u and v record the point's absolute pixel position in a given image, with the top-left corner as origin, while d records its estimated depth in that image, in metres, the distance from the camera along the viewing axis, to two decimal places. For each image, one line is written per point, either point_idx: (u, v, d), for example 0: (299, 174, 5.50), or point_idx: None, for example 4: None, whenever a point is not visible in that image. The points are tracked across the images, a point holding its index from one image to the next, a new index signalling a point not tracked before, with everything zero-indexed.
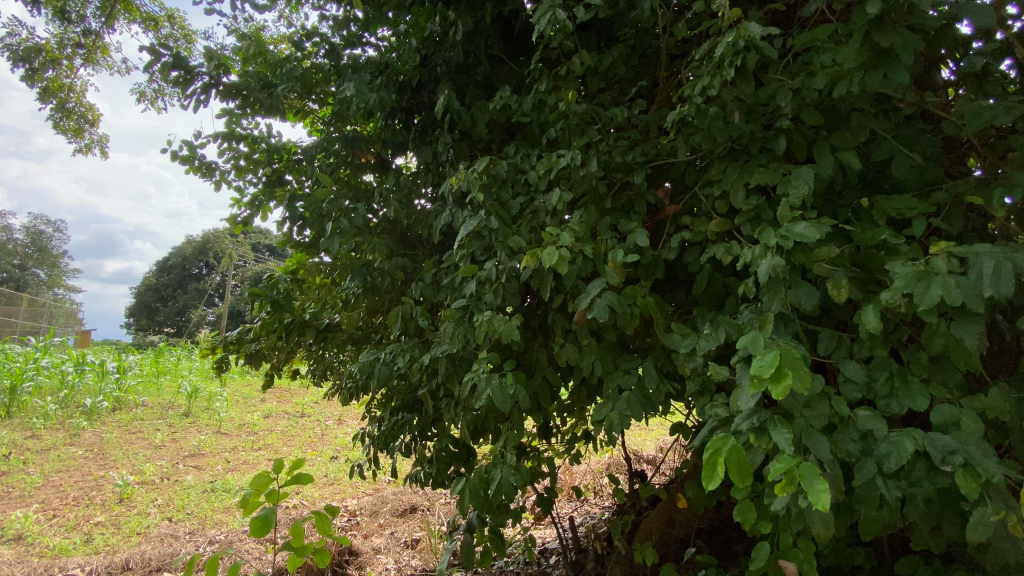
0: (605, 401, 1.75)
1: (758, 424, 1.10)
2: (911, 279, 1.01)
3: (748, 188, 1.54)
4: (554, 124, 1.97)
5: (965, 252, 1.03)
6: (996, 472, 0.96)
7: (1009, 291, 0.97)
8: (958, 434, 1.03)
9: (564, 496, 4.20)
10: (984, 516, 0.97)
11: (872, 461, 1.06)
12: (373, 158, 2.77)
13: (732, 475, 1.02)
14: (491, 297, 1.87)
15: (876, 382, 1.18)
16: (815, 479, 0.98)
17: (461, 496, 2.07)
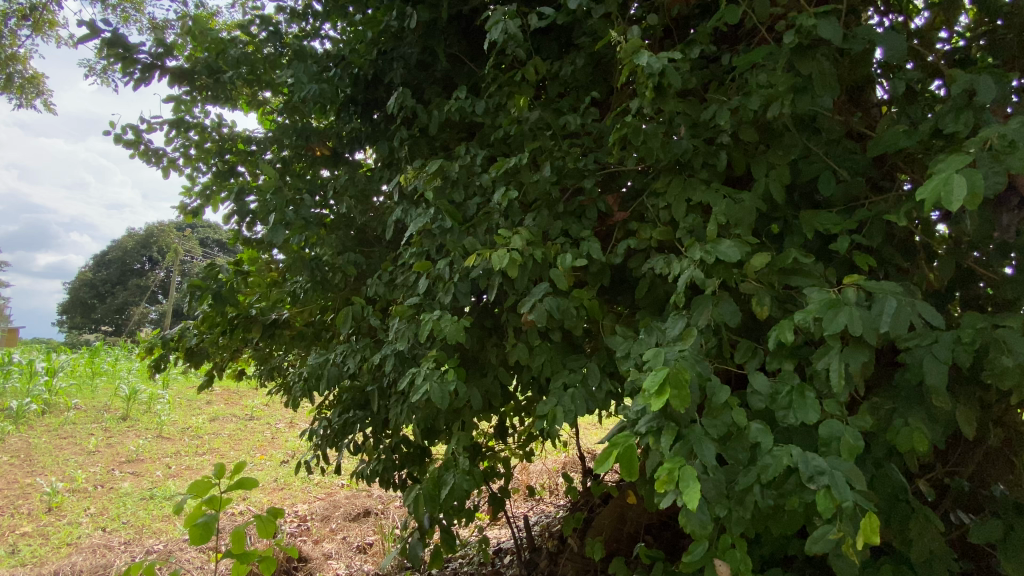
0: (550, 396, 1.82)
1: (656, 425, 1.22)
2: (823, 306, 1.15)
3: (690, 199, 1.62)
4: (509, 127, 1.99)
5: (874, 289, 1.15)
6: (851, 497, 1.04)
7: (903, 330, 1.08)
8: (834, 457, 1.11)
9: (520, 496, 4.21)
10: (826, 534, 1.10)
11: (753, 471, 1.18)
12: (328, 152, 2.70)
13: (619, 468, 1.10)
14: (443, 297, 1.88)
15: (779, 394, 1.28)
16: (691, 475, 1.09)
17: (415, 502, 2.09)
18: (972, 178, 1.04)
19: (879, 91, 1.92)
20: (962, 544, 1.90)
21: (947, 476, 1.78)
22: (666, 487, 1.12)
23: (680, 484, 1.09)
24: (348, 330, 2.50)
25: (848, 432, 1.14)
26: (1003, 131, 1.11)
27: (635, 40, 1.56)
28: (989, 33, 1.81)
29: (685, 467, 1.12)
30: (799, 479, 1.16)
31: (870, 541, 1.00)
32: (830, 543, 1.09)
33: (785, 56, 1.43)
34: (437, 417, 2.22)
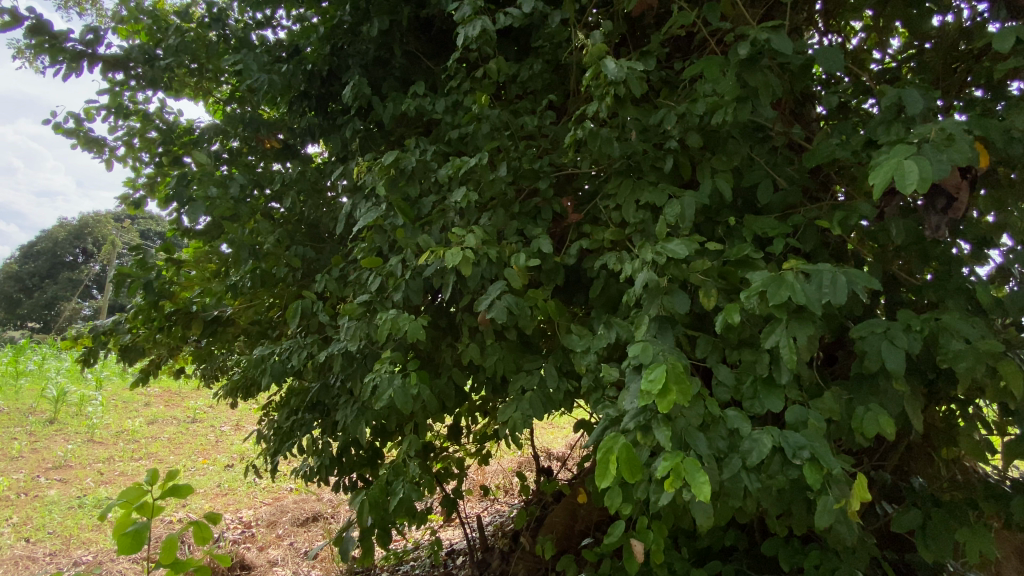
0: (510, 403, 1.82)
1: (644, 422, 1.19)
2: (767, 281, 1.21)
3: (640, 200, 1.66)
4: (464, 125, 1.97)
5: (810, 267, 1.20)
6: (835, 465, 1.14)
7: (843, 297, 1.14)
8: (809, 432, 1.20)
9: (474, 496, 4.19)
10: (828, 505, 1.12)
11: (738, 457, 1.20)
12: (278, 145, 2.61)
13: (623, 472, 1.10)
14: (396, 296, 1.84)
15: (743, 385, 1.37)
16: (697, 470, 1.07)
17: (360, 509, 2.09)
18: (914, 168, 1.10)
19: (818, 107, 2.05)
20: (887, 534, 2.02)
21: (875, 469, 1.89)
22: (673, 486, 1.09)
23: (687, 481, 1.08)
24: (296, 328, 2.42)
25: (812, 414, 1.25)
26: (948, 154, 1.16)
27: (601, 46, 1.55)
28: (915, 56, 1.93)
29: (689, 462, 1.10)
30: (782, 458, 1.20)
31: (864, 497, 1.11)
32: (834, 513, 1.12)
33: (729, 67, 1.50)
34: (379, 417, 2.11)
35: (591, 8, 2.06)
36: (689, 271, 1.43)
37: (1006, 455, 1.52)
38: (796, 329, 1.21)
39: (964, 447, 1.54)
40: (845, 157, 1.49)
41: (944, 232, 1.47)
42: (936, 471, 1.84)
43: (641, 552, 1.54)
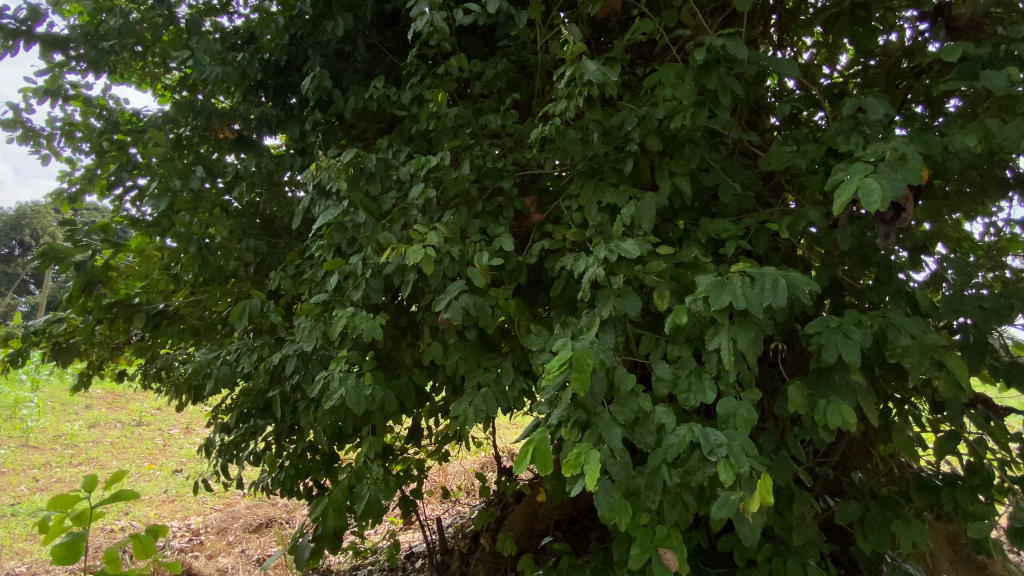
0: (464, 397, 1.81)
1: (568, 415, 1.25)
2: (712, 285, 1.24)
3: (601, 202, 1.68)
4: (427, 122, 1.94)
5: (754, 271, 1.25)
6: (747, 465, 1.15)
7: (782, 301, 1.18)
8: (729, 432, 1.23)
9: (435, 497, 4.13)
10: (728, 500, 1.16)
11: (659, 452, 1.26)
12: (232, 136, 2.52)
13: (535, 463, 1.13)
14: (354, 294, 1.79)
15: (679, 379, 1.40)
16: (592, 455, 1.15)
17: (322, 518, 1.98)
18: (878, 187, 1.15)
19: (771, 118, 2.12)
20: (828, 525, 2.11)
21: (818, 464, 1.97)
22: (573, 473, 1.17)
23: (584, 466, 1.15)
24: (246, 328, 2.34)
25: (743, 406, 1.28)
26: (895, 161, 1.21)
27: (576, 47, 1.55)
28: (860, 72, 2.03)
29: (588, 449, 1.17)
30: (701, 454, 1.22)
31: (761, 500, 1.08)
32: (735, 509, 1.14)
33: (688, 73, 1.55)
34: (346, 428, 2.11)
35: (558, 10, 2.07)
36: (644, 273, 1.48)
37: (936, 448, 1.61)
38: (738, 332, 1.26)
39: (899, 444, 1.61)
40: (803, 163, 1.52)
41: (892, 242, 1.58)
42: (873, 465, 1.93)
43: (674, 561, 1.35)
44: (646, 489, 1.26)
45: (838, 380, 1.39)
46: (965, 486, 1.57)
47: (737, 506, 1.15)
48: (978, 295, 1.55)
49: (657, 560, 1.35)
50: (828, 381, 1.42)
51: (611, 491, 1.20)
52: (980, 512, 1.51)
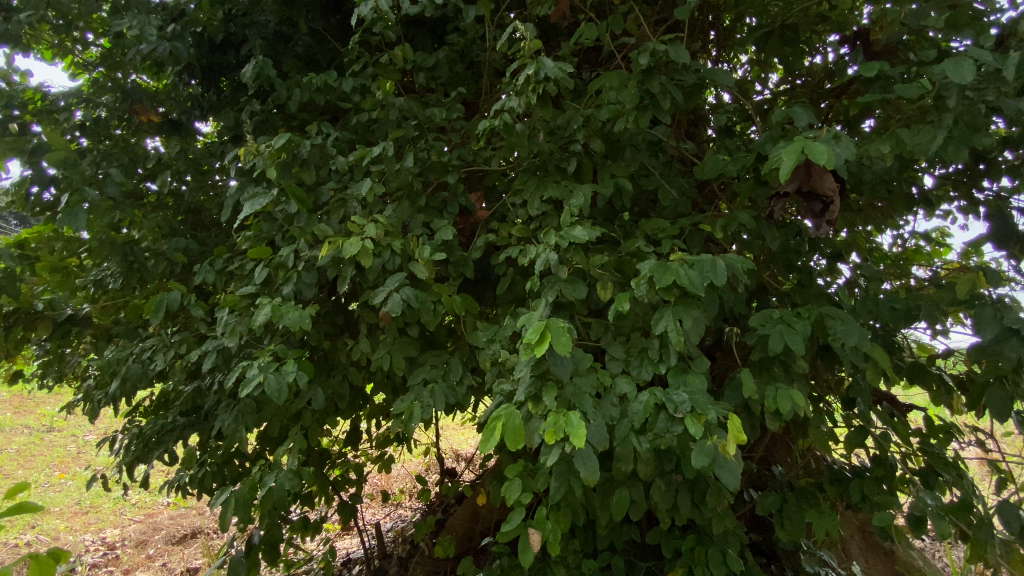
0: (408, 394, 1.74)
1: (534, 391, 1.26)
2: (654, 266, 1.30)
3: (545, 197, 1.70)
4: (369, 112, 1.88)
5: (691, 257, 1.31)
6: (711, 412, 1.21)
7: (720, 279, 1.25)
8: (692, 392, 1.26)
9: (376, 502, 4.01)
10: (705, 447, 1.17)
11: (626, 421, 1.27)
12: (160, 120, 2.34)
13: (506, 441, 1.15)
14: (285, 287, 1.69)
15: (630, 357, 1.46)
16: (573, 417, 1.16)
17: (220, 509, 1.80)
18: (827, 150, 1.20)
19: (708, 130, 2.22)
20: (752, 517, 2.23)
21: (745, 458, 2.07)
22: (555, 439, 1.16)
23: (567, 429, 1.15)
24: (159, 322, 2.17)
25: (691, 378, 1.32)
26: (834, 155, 1.26)
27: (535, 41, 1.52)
28: (790, 90, 2.16)
29: (565, 414, 1.18)
30: (666, 415, 1.24)
31: (737, 438, 1.15)
32: (711, 454, 1.16)
33: (632, 77, 1.60)
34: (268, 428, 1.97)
35: (507, 9, 2.06)
36: (587, 265, 1.52)
37: (846, 443, 1.70)
38: (682, 313, 1.28)
39: (814, 439, 1.71)
40: (734, 168, 1.60)
41: (825, 234, 1.54)
42: (793, 459, 2.04)
43: (537, 542, 1.43)
44: (618, 460, 1.26)
45: (779, 369, 1.45)
46: (871, 478, 1.68)
47: (714, 452, 1.18)
48: (889, 298, 1.65)
49: (523, 537, 1.45)
50: (769, 370, 1.47)
51: (593, 455, 1.19)
52: (882, 502, 1.62)
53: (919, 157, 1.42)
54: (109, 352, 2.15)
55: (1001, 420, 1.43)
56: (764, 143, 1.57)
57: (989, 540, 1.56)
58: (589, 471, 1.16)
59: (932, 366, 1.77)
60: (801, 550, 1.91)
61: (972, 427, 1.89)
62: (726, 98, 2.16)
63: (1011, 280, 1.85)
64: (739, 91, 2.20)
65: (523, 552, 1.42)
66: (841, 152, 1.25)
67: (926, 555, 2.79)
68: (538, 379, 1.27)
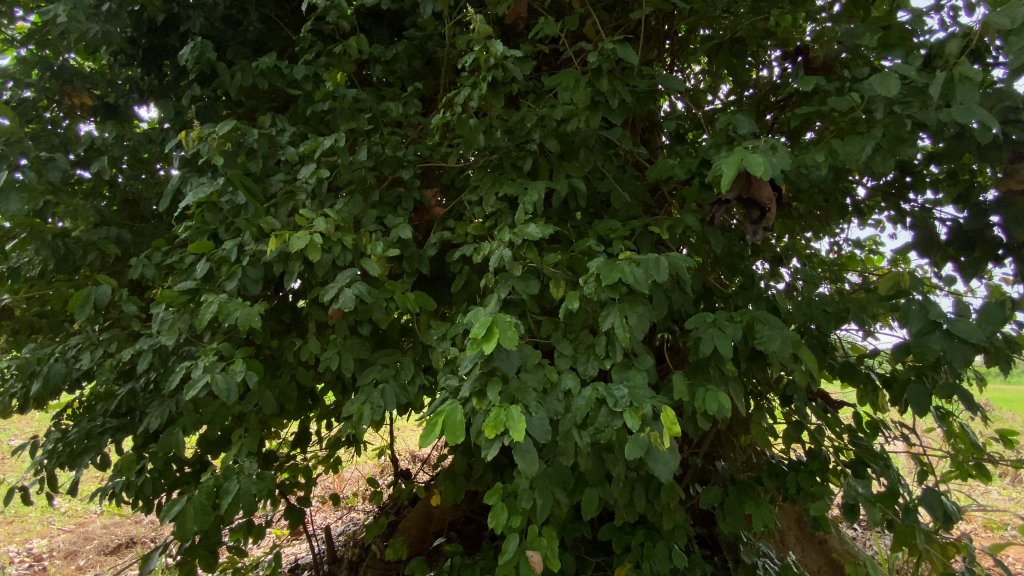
0: (359, 395, 1.69)
1: (479, 386, 1.26)
2: (603, 264, 1.33)
3: (501, 194, 1.70)
4: (321, 102, 1.82)
5: (640, 256, 1.34)
6: (648, 405, 1.25)
7: (662, 276, 1.29)
8: (634, 389, 1.29)
9: (326, 506, 3.90)
10: (640, 439, 1.21)
11: (569, 416, 1.30)
12: (93, 104, 2.22)
13: (447, 435, 1.15)
14: (227, 282, 1.62)
15: (578, 354, 1.49)
16: (514, 411, 1.16)
17: (178, 523, 1.65)
18: (764, 160, 1.26)
19: (661, 135, 2.28)
20: (696, 511, 2.31)
21: (690, 454, 2.14)
22: (496, 432, 1.16)
23: (507, 423, 1.15)
24: (87, 319, 2.04)
25: (635, 374, 1.36)
26: (778, 165, 1.31)
27: (484, 27, 1.54)
28: (738, 101, 2.24)
29: (507, 408, 1.18)
30: (607, 409, 1.28)
31: (670, 429, 1.18)
32: (644, 445, 1.20)
33: (583, 78, 1.64)
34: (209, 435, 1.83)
35: (465, 5, 2.05)
36: (541, 263, 1.53)
37: (786, 437, 1.81)
38: (627, 309, 1.31)
39: (755, 434, 1.78)
40: (682, 171, 1.66)
41: (760, 240, 1.61)
42: (735, 455, 2.13)
43: (539, 562, 1.33)
44: (560, 454, 1.30)
45: (712, 371, 1.51)
46: (806, 471, 1.75)
47: (647, 445, 1.21)
48: (822, 301, 1.74)
49: (523, 562, 1.34)
50: (703, 371, 1.52)
51: (533, 449, 1.19)
52: (818, 492, 1.69)
53: (851, 167, 1.50)
54: (29, 349, 1.99)
55: (924, 414, 1.53)
56: (713, 148, 1.62)
57: (916, 525, 1.66)
58: (528, 464, 1.16)
59: (860, 364, 1.88)
60: (741, 542, 2.00)
61: (896, 422, 2.02)
62: (678, 105, 2.23)
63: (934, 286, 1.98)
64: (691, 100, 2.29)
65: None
66: (772, 157, 1.32)
67: (857, 544, 2.97)
68: (486, 375, 1.27)
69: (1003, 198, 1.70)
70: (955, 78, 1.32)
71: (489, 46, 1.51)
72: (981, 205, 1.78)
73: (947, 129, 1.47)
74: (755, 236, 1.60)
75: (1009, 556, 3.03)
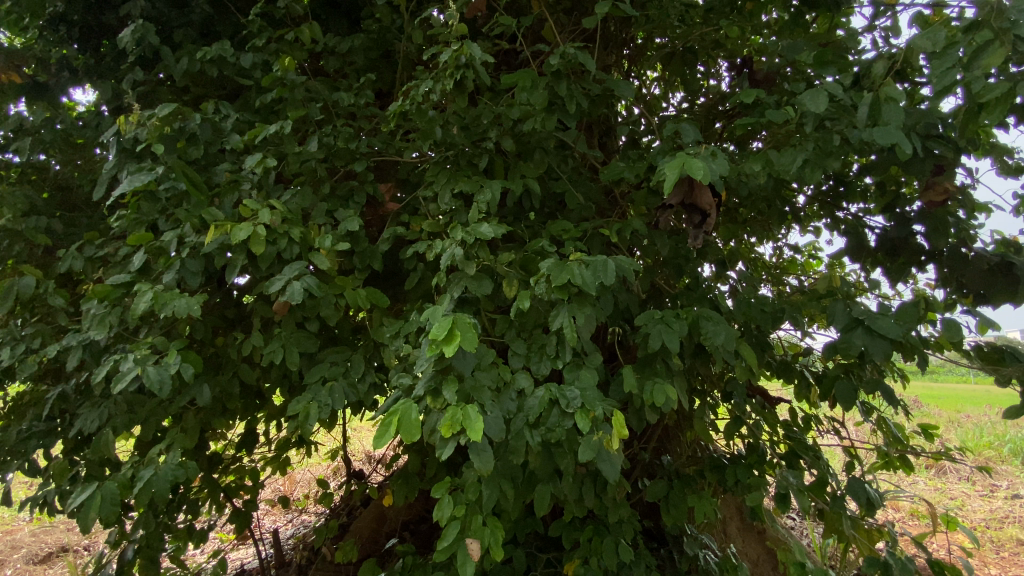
0: (306, 393, 1.64)
1: (434, 385, 1.26)
2: (554, 265, 1.35)
3: (456, 191, 1.69)
4: (271, 90, 1.76)
5: (590, 257, 1.37)
6: (600, 407, 1.27)
7: (610, 279, 1.32)
8: (584, 388, 1.31)
9: (276, 509, 3.76)
10: (591, 442, 1.23)
11: (521, 415, 1.31)
12: (22, 81, 2.05)
13: (403, 436, 1.13)
14: (166, 275, 1.54)
15: (530, 353, 1.51)
16: (471, 411, 1.16)
17: (80, 510, 1.54)
18: (701, 164, 1.32)
19: (617, 139, 2.34)
20: (645, 505, 2.38)
21: (639, 449, 2.20)
22: (451, 432, 1.15)
23: (464, 423, 1.15)
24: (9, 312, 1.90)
25: (584, 372, 1.38)
26: (719, 173, 1.37)
27: (461, 26, 1.52)
28: (689, 108, 2.32)
29: (464, 408, 1.18)
30: (559, 410, 1.29)
31: (621, 434, 1.22)
32: (596, 448, 1.23)
33: (540, 82, 1.66)
34: (142, 434, 1.79)
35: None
36: (494, 262, 1.54)
37: (725, 431, 1.88)
38: (575, 309, 1.33)
39: (699, 429, 1.85)
40: (631, 175, 1.71)
41: (702, 245, 1.69)
42: (681, 449, 2.20)
43: (478, 550, 1.31)
44: (511, 453, 1.31)
45: (659, 365, 1.55)
46: (744, 463, 1.83)
47: (598, 446, 1.23)
48: (761, 302, 1.82)
49: (460, 550, 1.33)
50: (651, 367, 1.56)
51: (488, 448, 1.20)
52: (753, 483, 1.77)
53: (786, 177, 1.59)
54: None
55: (849, 407, 1.65)
56: (663, 153, 1.67)
57: (842, 510, 1.76)
58: (484, 463, 1.17)
59: (796, 363, 1.99)
60: (685, 533, 2.07)
61: (829, 417, 2.13)
62: (632, 110, 2.29)
63: (865, 290, 2.11)
64: (643, 106, 2.36)
65: (462, 565, 1.30)
66: (714, 164, 1.38)
67: (795, 533, 3.12)
68: (440, 373, 1.27)
69: (925, 208, 1.84)
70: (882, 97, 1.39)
71: (464, 47, 1.50)
72: (905, 214, 1.92)
73: (874, 144, 1.56)
74: (698, 240, 1.67)
75: (930, 542, 3.27)
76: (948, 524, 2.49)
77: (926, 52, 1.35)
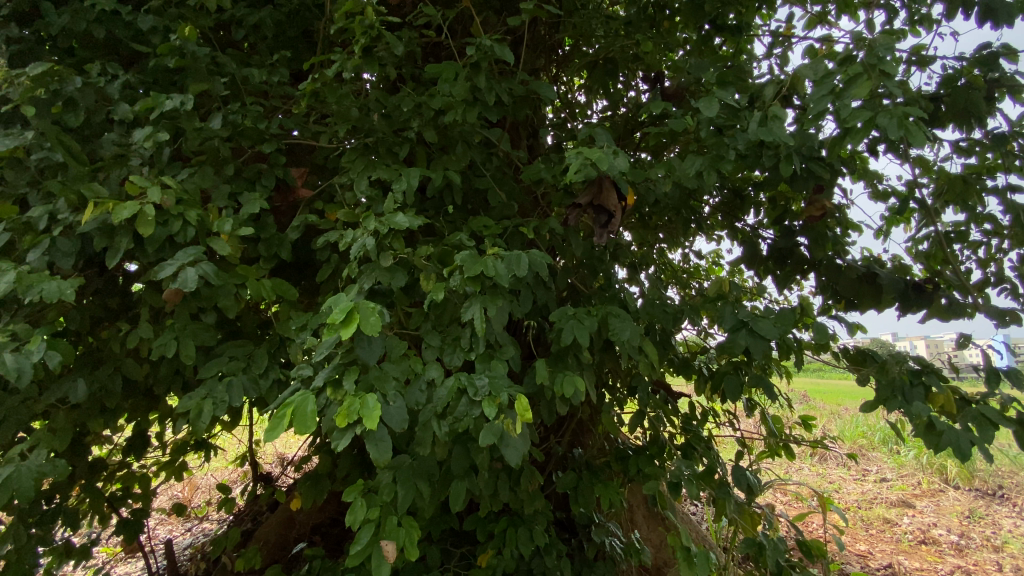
0: (198, 388, 1.52)
1: (335, 375, 1.22)
2: (469, 258, 1.35)
3: (372, 179, 1.64)
4: (167, 57, 1.61)
5: (506, 252, 1.39)
6: (506, 393, 1.29)
7: (522, 272, 1.34)
8: (494, 379, 1.32)
9: (172, 517, 3.47)
10: (494, 428, 1.23)
11: (429, 406, 1.30)
12: None
13: (292, 427, 1.07)
14: (32, 254, 1.37)
15: (444, 347, 1.50)
16: (369, 398, 1.13)
17: None
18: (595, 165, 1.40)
19: (542, 140, 2.39)
20: (559, 498, 2.45)
21: (554, 443, 2.26)
22: (348, 421, 1.12)
23: (361, 411, 1.12)
24: None
25: (494, 364, 1.39)
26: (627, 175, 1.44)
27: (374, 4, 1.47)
28: (611, 115, 2.41)
29: (362, 396, 1.15)
30: (468, 398, 1.29)
31: (522, 417, 1.22)
32: (499, 432, 1.23)
33: (461, 74, 1.65)
34: None
35: None
36: (411, 256, 1.51)
37: (630, 424, 1.98)
38: (487, 302, 1.34)
39: (607, 423, 1.93)
40: (548, 175, 1.76)
41: (606, 244, 1.76)
42: (592, 442, 2.29)
43: (392, 551, 1.26)
44: (418, 444, 1.29)
45: (570, 361, 1.59)
46: (647, 455, 1.93)
47: (501, 431, 1.24)
48: (665, 303, 1.93)
49: (376, 553, 1.27)
50: (563, 362, 1.60)
51: (387, 437, 1.17)
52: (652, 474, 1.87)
53: (690, 184, 1.70)
54: None
55: (736, 401, 1.80)
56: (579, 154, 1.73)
57: (727, 496, 1.90)
58: (380, 452, 1.13)
59: (695, 360, 2.14)
60: (593, 523, 2.16)
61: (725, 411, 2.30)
62: (557, 113, 2.35)
63: (759, 295, 2.30)
64: (569, 112, 2.44)
65: (377, 566, 1.24)
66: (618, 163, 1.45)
67: (696, 519, 3.37)
68: (343, 364, 1.23)
69: (807, 222, 2.06)
70: (770, 117, 1.55)
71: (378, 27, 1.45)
72: (791, 228, 2.13)
73: (765, 157, 1.70)
74: (600, 239, 1.74)
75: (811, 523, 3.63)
76: (824, 506, 2.77)
77: (809, 79, 1.51)
